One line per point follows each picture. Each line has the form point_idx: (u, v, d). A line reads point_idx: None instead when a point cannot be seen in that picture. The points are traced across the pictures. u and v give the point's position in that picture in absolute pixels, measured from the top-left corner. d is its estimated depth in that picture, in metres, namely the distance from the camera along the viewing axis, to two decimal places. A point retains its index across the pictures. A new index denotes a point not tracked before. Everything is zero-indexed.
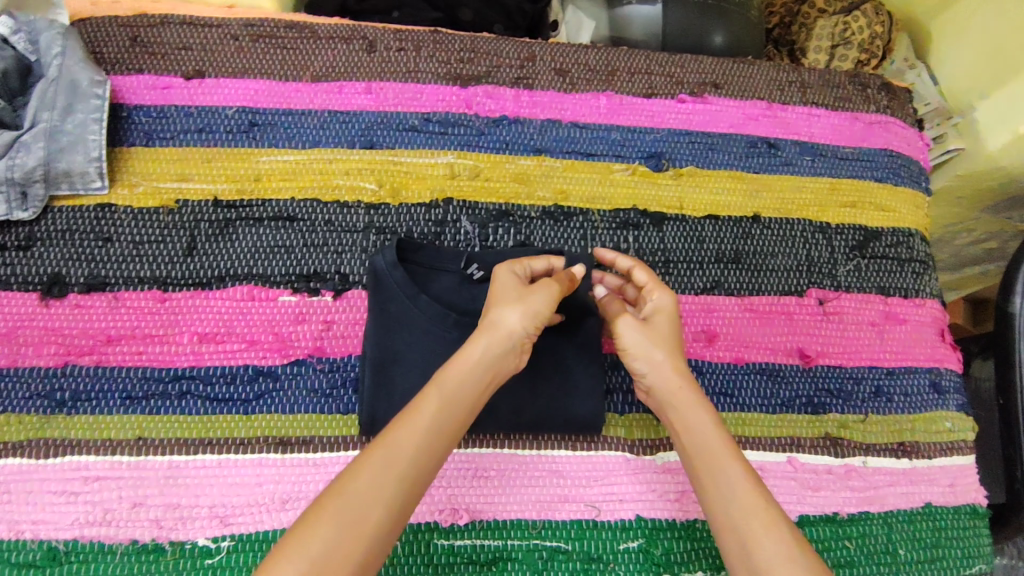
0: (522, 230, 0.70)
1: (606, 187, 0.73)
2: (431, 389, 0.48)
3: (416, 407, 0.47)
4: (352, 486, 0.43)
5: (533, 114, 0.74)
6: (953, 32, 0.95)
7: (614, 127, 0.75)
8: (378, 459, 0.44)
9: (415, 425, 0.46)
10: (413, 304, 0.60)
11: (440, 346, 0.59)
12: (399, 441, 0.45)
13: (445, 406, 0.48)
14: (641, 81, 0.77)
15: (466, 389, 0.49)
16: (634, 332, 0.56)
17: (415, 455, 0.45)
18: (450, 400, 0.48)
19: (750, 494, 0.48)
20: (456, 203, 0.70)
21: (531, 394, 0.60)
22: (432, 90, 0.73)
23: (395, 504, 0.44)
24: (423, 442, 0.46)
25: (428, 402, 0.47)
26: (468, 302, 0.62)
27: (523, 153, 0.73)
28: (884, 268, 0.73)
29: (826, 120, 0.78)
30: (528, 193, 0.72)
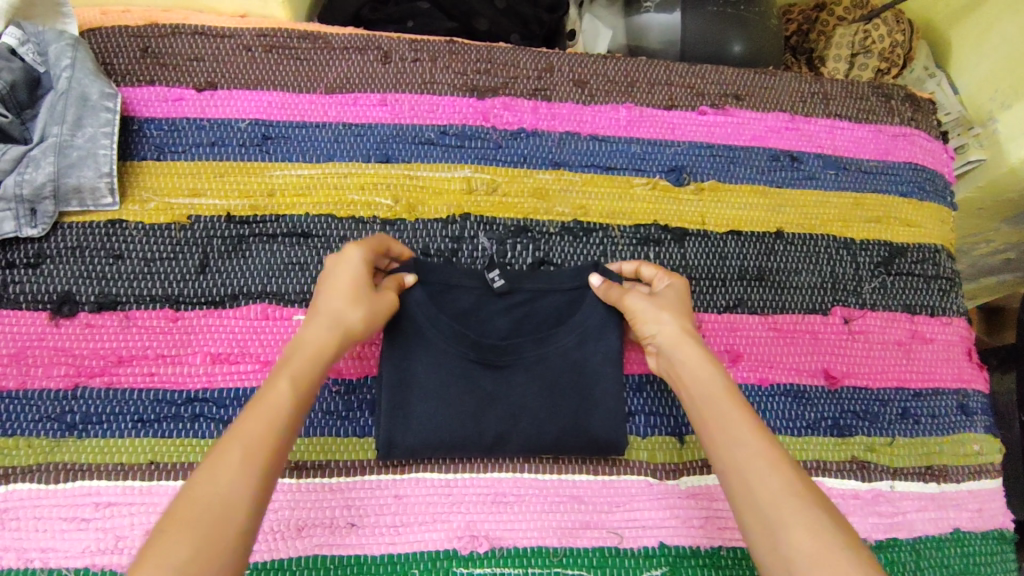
0: (541, 246, 0.69)
1: (626, 202, 0.71)
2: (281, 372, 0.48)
3: (270, 391, 0.46)
4: (210, 477, 0.41)
5: (551, 126, 0.73)
6: (974, 41, 0.94)
7: (635, 140, 0.74)
8: (235, 443, 0.43)
9: (268, 408, 0.45)
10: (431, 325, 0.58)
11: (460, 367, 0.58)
12: (253, 425, 0.44)
13: (299, 389, 0.47)
14: (661, 93, 0.76)
15: (317, 375, 0.49)
16: (641, 305, 0.57)
17: (269, 433, 0.44)
18: (301, 380, 0.48)
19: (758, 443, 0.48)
20: (473, 218, 0.69)
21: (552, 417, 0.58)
22: (449, 102, 0.72)
23: (255, 488, 0.42)
24: (279, 425, 0.45)
25: (281, 385, 0.47)
26: (487, 323, 0.60)
27: (541, 166, 0.71)
28: (910, 286, 0.72)
29: (849, 133, 0.77)
30: (547, 209, 0.70)
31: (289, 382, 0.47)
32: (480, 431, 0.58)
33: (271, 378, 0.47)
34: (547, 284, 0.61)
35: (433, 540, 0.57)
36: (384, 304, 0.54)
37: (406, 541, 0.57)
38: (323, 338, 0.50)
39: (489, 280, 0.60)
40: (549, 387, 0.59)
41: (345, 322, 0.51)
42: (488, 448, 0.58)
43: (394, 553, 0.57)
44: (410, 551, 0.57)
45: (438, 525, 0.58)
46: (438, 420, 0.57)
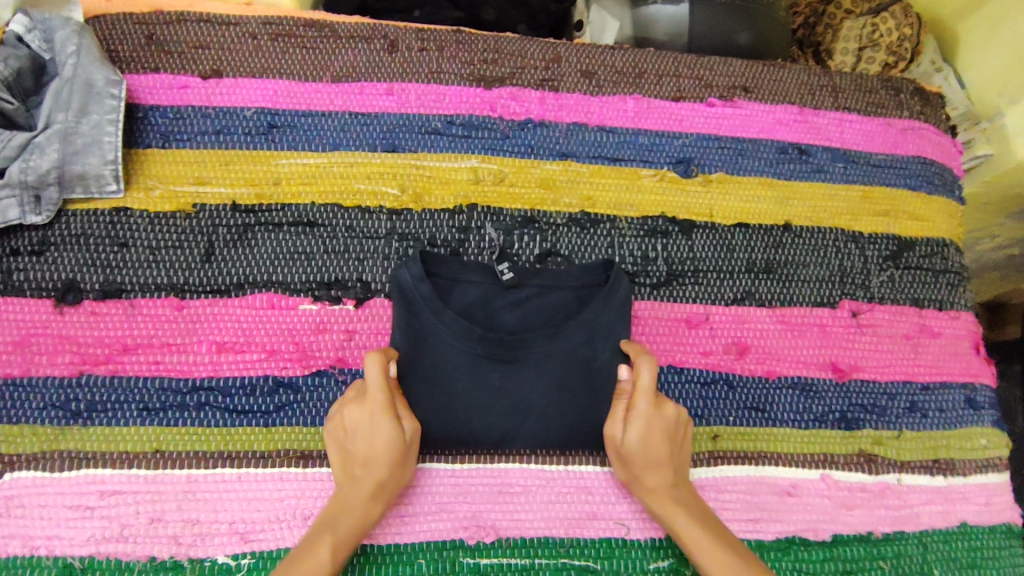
0: (547, 237, 0.68)
1: (633, 193, 0.71)
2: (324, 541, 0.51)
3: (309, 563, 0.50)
4: None
5: (559, 117, 0.73)
6: (983, 35, 0.95)
7: (642, 131, 0.73)
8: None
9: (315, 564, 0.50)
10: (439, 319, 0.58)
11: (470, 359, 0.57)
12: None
13: (336, 555, 0.51)
14: (670, 84, 0.76)
15: (354, 535, 0.52)
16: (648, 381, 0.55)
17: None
18: (344, 536, 0.51)
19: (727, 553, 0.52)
20: (480, 209, 0.68)
21: (557, 407, 0.59)
22: (456, 91, 0.72)
23: None
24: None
25: (321, 556, 0.50)
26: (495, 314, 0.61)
27: (548, 157, 0.71)
28: (919, 280, 0.71)
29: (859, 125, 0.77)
30: (554, 199, 0.69)
31: (326, 554, 0.50)
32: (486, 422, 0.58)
33: (316, 535, 0.51)
34: (555, 279, 0.62)
35: (439, 530, 0.57)
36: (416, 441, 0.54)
37: (413, 531, 0.57)
38: (365, 513, 0.52)
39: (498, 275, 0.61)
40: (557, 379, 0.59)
41: (387, 481, 0.53)
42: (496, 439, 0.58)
43: (401, 542, 0.57)
44: (416, 540, 0.57)
45: (444, 515, 0.57)
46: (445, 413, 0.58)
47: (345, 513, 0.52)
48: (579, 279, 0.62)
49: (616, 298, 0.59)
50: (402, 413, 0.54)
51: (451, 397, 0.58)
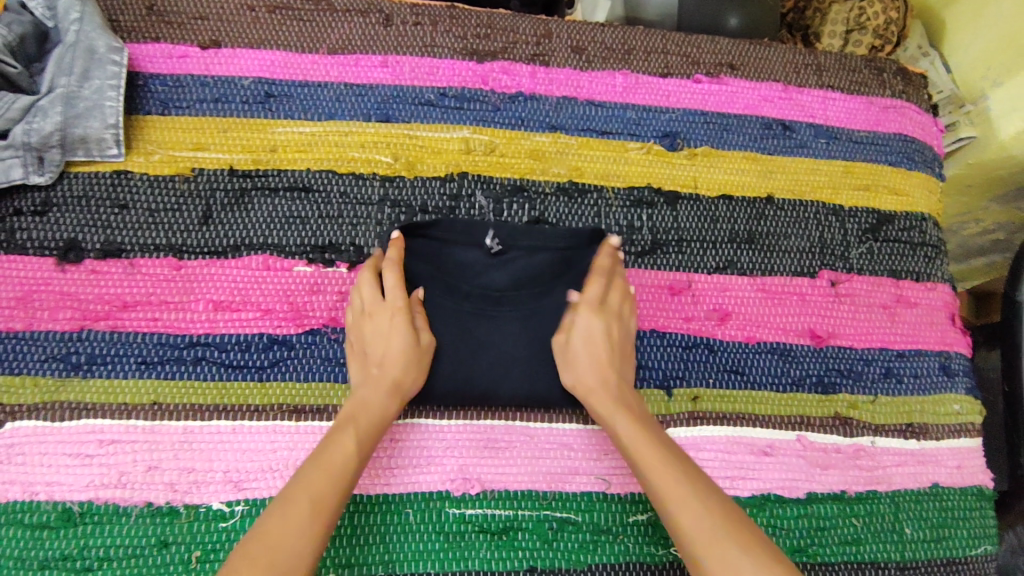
0: (536, 206, 0.70)
1: (620, 165, 0.73)
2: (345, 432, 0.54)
3: (334, 451, 0.53)
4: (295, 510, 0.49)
5: (549, 91, 0.75)
6: (971, 21, 1.00)
7: (630, 106, 0.75)
8: (309, 502, 0.50)
9: (338, 456, 0.52)
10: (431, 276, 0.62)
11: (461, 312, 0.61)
12: (322, 484, 0.51)
13: (361, 440, 0.54)
14: (658, 60, 0.78)
15: (375, 427, 0.55)
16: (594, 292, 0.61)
17: (335, 498, 0.51)
18: (365, 434, 0.54)
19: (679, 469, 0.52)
20: (471, 177, 0.70)
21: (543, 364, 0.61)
22: (449, 65, 0.74)
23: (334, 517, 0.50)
24: (342, 476, 0.52)
25: (347, 442, 0.53)
26: (486, 274, 0.61)
27: (538, 129, 0.73)
28: (897, 252, 0.73)
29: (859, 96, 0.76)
30: (543, 169, 0.71)
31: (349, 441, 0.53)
32: (477, 378, 0.60)
33: (338, 433, 0.54)
34: (545, 240, 0.62)
35: (427, 481, 0.59)
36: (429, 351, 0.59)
37: (402, 482, 0.59)
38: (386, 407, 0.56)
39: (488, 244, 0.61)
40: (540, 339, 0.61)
41: (401, 381, 0.57)
42: (479, 393, 0.60)
43: (390, 493, 0.59)
44: (405, 491, 0.59)
45: (432, 468, 0.59)
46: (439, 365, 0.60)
47: (371, 412, 0.55)
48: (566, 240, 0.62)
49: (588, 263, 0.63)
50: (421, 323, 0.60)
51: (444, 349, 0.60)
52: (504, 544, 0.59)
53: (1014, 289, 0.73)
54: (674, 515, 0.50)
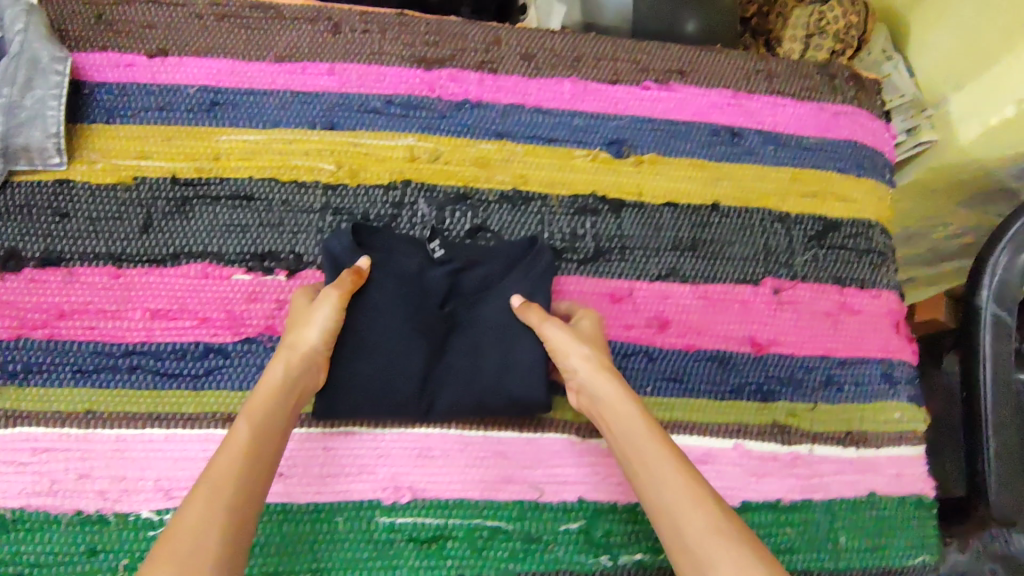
0: (479, 214, 0.70)
1: (565, 173, 0.73)
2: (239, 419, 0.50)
3: (232, 442, 0.49)
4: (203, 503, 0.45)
5: (496, 98, 0.75)
6: (933, 25, 1.00)
7: (577, 113, 0.76)
8: (205, 494, 0.45)
9: (235, 447, 0.49)
10: (380, 288, 0.60)
11: (407, 330, 0.60)
12: (226, 474, 0.47)
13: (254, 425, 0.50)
14: (606, 68, 0.78)
15: (271, 406, 0.52)
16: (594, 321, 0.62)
17: (238, 481, 0.47)
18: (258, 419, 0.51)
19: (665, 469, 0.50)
20: (414, 185, 0.70)
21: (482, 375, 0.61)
22: (396, 72, 0.74)
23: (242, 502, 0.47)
24: (239, 460, 0.48)
25: (240, 429, 0.50)
26: (429, 284, 0.63)
27: (484, 137, 0.73)
28: (843, 259, 0.73)
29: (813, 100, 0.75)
30: (487, 177, 0.71)
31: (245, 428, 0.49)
32: (423, 391, 0.60)
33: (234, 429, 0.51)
34: (495, 253, 0.65)
35: (358, 490, 0.59)
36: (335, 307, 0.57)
37: (333, 490, 0.59)
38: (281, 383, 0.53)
39: (432, 249, 0.64)
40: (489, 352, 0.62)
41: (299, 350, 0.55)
42: (424, 407, 0.60)
43: (321, 501, 0.59)
44: (336, 500, 0.59)
45: (364, 476, 0.60)
46: (380, 381, 0.59)
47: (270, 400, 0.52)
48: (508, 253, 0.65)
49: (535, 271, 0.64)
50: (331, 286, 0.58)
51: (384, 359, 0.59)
52: (434, 552, 0.59)
53: (974, 293, 0.74)
54: (688, 499, 0.48)
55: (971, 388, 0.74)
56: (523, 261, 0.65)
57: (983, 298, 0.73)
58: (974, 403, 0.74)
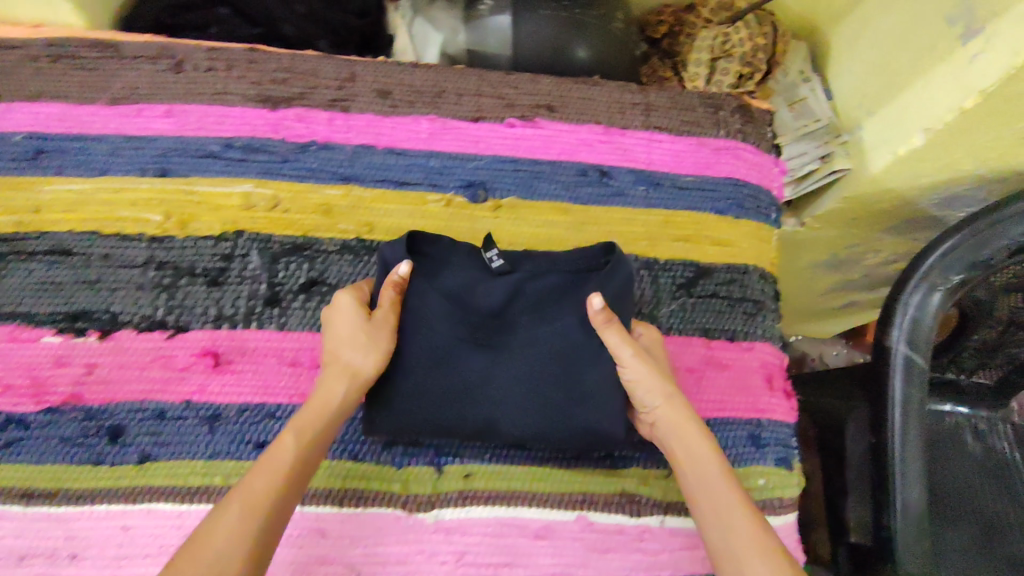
0: (316, 265, 0.65)
1: (415, 219, 0.69)
2: (286, 432, 0.52)
3: (279, 453, 0.51)
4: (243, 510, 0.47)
5: (346, 138, 0.70)
6: (848, 46, 0.96)
7: (435, 154, 0.71)
8: (238, 509, 0.47)
9: (274, 467, 0.50)
10: (417, 298, 0.58)
11: (451, 348, 0.57)
12: (257, 487, 0.49)
13: (303, 445, 0.52)
14: (470, 103, 0.73)
15: (314, 424, 0.54)
16: (653, 341, 0.62)
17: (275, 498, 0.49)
18: (305, 436, 0.53)
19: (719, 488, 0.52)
20: (247, 236, 0.65)
21: (540, 404, 0.57)
22: (238, 112, 0.69)
23: (268, 515, 0.48)
24: (281, 473, 0.50)
25: (287, 441, 0.52)
26: (483, 294, 0.59)
27: (328, 181, 0.68)
28: (712, 309, 0.69)
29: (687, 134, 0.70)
30: (328, 226, 0.67)
31: (294, 440, 0.52)
32: (464, 416, 0.57)
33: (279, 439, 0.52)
34: (549, 263, 0.60)
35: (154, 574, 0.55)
36: (385, 328, 0.57)
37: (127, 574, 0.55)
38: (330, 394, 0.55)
39: (488, 260, 0.60)
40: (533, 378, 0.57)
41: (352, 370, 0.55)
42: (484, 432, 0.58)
43: None
44: None
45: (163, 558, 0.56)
46: (416, 408, 0.57)
47: (312, 420, 0.54)
48: (573, 263, 0.60)
49: (616, 280, 0.59)
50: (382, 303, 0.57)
51: (424, 382, 0.57)
52: None
53: (884, 334, 0.72)
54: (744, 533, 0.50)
55: (878, 433, 0.71)
56: (591, 276, 0.60)
57: (894, 339, 0.71)
58: (880, 449, 0.70)
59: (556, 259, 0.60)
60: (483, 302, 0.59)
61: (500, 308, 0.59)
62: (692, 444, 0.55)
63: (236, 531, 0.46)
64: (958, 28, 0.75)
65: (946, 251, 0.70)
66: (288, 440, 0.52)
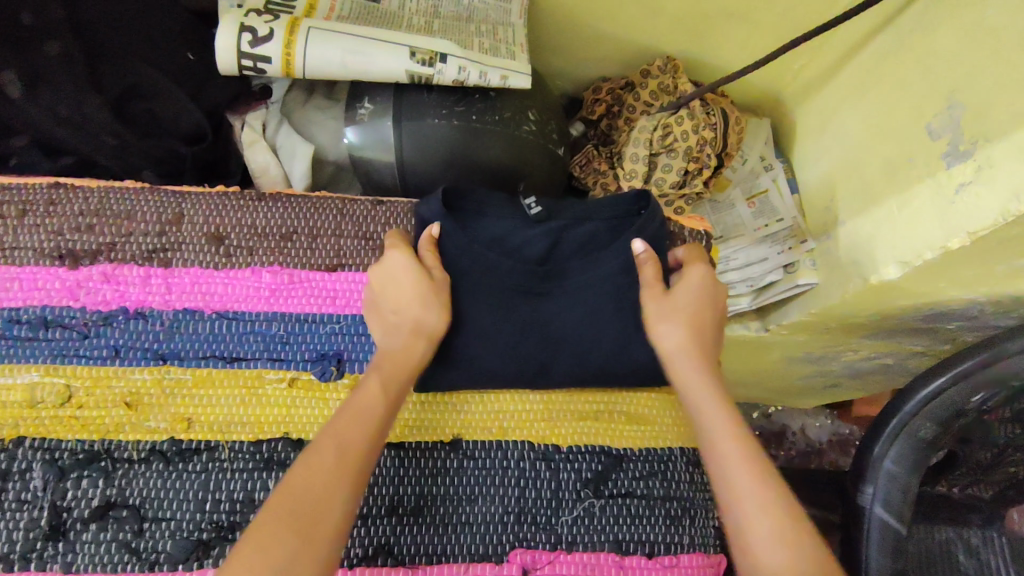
0: (113, 481, 0.52)
1: (250, 407, 0.55)
2: (371, 372, 0.48)
3: (364, 408, 0.46)
4: (328, 457, 0.43)
5: (165, 302, 0.56)
6: (817, 129, 0.81)
7: (278, 318, 0.57)
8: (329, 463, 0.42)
9: (359, 417, 0.46)
10: (455, 243, 0.54)
11: (508, 287, 0.54)
12: (344, 435, 0.44)
13: (387, 394, 0.48)
14: (326, 247, 0.58)
15: (402, 379, 0.49)
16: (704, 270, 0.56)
17: (365, 450, 0.44)
18: (393, 388, 0.48)
19: (731, 444, 0.47)
20: (28, 444, 0.52)
21: (603, 350, 0.56)
22: (29, 274, 0.54)
23: (353, 485, 0.43)
24: (371, 422, 0.46)
25: (373, 387, 0.47)
26: (522, 244, 0.56)
27: (137, 363, 0.55)
28: (627, 514, 0.56)
29: (594, 290, 0.55)
30: (134, 423, 0.53)
31: (379, 384, 0.47)
32: (525, 364, 0.55)
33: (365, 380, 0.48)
34: (591, 208, 0.58)
35: None
36: (446, 285, 0.53)
37: None
38: (410, 347, 0.50)
39: (526, 208, 0.57)
40: (589, 320, 0.55)
41: (422, 329, 0.51)
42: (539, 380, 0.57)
43: None
44: None
45: None
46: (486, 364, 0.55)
47: (394, 374, 0.49)
48: (611, 211, 0.59)
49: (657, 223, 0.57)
50: (426, 257, 0.53)
51: (499, 342, 0.54)
52: None
53: (857, 490, 0.63)
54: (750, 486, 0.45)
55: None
56: (629, 223, 0.59)
57: (868, 497, 0.62)
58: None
59: (594, 207, 0.58)
60: (526, 250, 0.56)
61: (545, 256, 0.56)
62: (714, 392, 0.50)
63: (312, 481, 0.42)
64: (941, 142, 0.60)
65: (929, 396, 0.60)
66: (372, 383, 0.48)
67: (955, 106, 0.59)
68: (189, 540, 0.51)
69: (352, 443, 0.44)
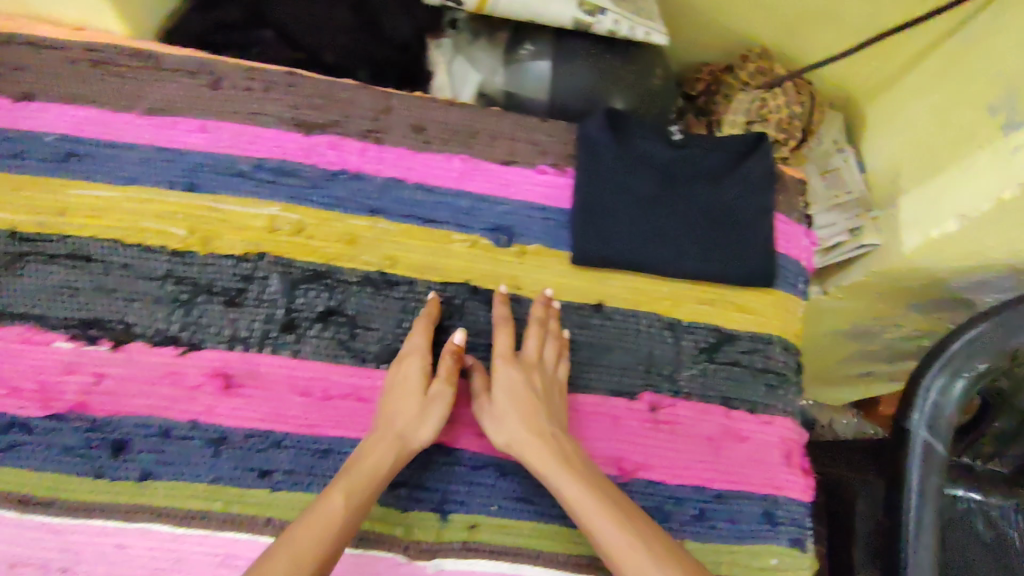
0: (335, 295, 0.65)
1: (439, 256, 0.68)
2: (337, 491, 0.52)
3: (329, 511, 0.51)
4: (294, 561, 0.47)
5: (377, 170, 0.70)
6: (887, 121, 0.95)
7: (463, 194, 0.70)
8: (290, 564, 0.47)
9: (322, 524, 0.50)
10: (618, 156, 0.70)
11: (653, 192, 0.70)
12: (310, 544, 0.49)
13: (348, 500, 0.52)
14: (503, 147, 0.73)
15: (370, 488, 0.53)
16: (548, 349, 0.64)
17: (331, 553, 0.49)
18: (352, 494, 0.52)
19: (616, 533, 0.52)
20: (269, 258, 0.65)
21: (718, 247, 0.69)
22: (272, 135, 0.69)
23: None
24: (337, 534, 0.50)
25: (337, 500, 0.51)
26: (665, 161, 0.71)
27: (354, 211, 0.68)
28: (734, 378, 0.68)
29: (715, 200, 0.71)
30: (350, 256, 0.66)
31: (345, 498, 0.52)
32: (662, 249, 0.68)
33: (326, 492, 0.52)
34: (716, 144, 0.73)
35: None
36: (442, 399, 0.59)
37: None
38: (381, 456, 0.55)
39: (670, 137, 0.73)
40: (710, 222, 0.70)
41: (409, 448, 0.56)
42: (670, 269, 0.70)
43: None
44: None
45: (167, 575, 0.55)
46: (636, 250, 0.68)
47: (355, 484, 0.53)
48: (736, 145, 0.73)
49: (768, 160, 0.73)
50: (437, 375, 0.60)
51: (641, 228, 0.68)
52: None
53: (903, 416, 0.65)
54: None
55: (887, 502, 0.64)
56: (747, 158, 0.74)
57: (914, 422, 0.64)
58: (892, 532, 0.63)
59: (721, 142, 0.73)
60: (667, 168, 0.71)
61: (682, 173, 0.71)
62: (602, 487, 0.55)
63: None
64: (999, 118, 0.74)
65: (971, 337, 0.63)
66: (336, 494, 0.52)
67: (1014, 90, 0.73)
68: (391, 348, 0.64)
69: (310, 547, 0.48)
